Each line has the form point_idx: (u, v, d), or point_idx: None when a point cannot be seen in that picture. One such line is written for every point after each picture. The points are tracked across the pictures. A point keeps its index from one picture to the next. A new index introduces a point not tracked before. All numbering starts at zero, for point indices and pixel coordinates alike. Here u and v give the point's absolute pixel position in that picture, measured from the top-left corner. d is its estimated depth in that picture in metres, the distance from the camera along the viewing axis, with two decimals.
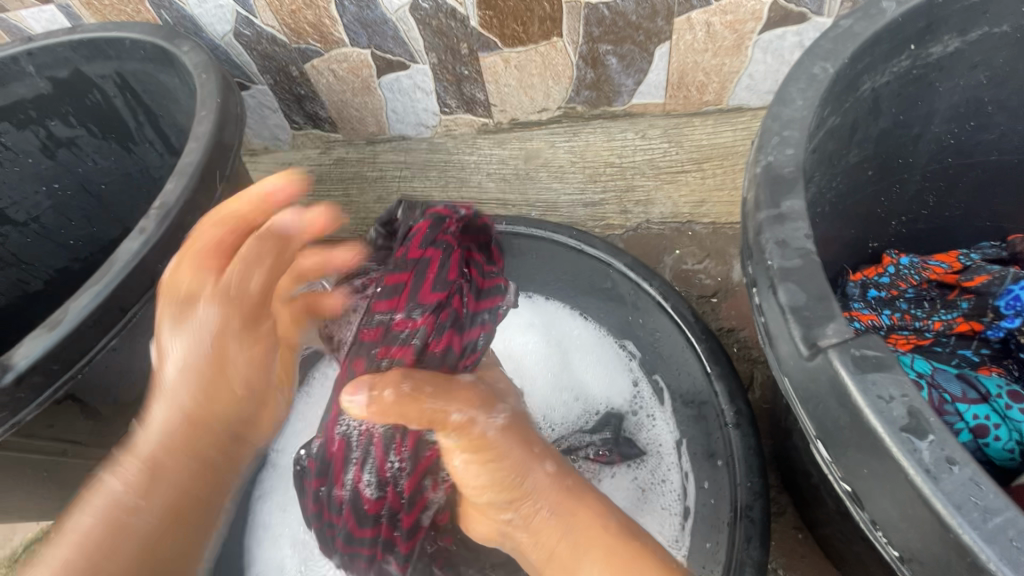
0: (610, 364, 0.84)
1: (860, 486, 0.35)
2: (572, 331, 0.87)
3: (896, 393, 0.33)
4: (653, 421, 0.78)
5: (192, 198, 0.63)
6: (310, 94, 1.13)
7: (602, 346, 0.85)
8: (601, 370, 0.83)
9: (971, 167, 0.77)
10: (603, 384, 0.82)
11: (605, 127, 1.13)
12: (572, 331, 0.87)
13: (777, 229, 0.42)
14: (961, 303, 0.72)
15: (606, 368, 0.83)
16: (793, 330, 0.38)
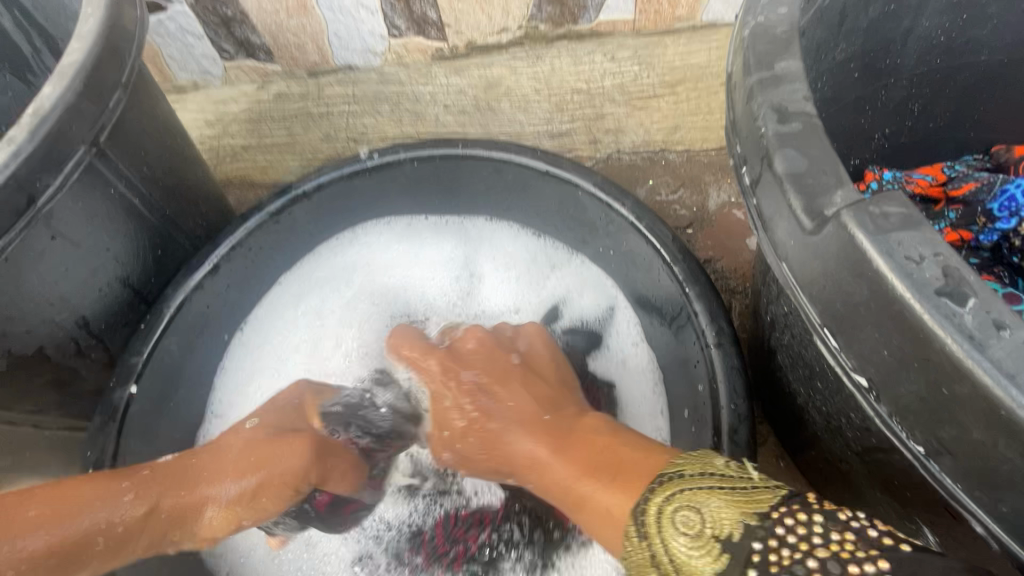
0: (538, 251, 0.81)
1: (878, 375, 0.30)
2: (497, 231, 0.83)
3: (927, 252, 0.27)
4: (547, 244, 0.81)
5: (76, 104, 0.52)
6: (238, 15, 0.97)
7: (536, 240, 0.82)
8: (523, 257, 0.82)
9: (959, 69, 0.72)
10: (500, 247, 0.83)
11: (572, 50, 1.02)
12: (468, 226, 0.83)
13: (771, 93, 0.35)
14: (948, 214, 0.67)
15: (501, 232, 0.83)
16: (791, 201, 0.32)
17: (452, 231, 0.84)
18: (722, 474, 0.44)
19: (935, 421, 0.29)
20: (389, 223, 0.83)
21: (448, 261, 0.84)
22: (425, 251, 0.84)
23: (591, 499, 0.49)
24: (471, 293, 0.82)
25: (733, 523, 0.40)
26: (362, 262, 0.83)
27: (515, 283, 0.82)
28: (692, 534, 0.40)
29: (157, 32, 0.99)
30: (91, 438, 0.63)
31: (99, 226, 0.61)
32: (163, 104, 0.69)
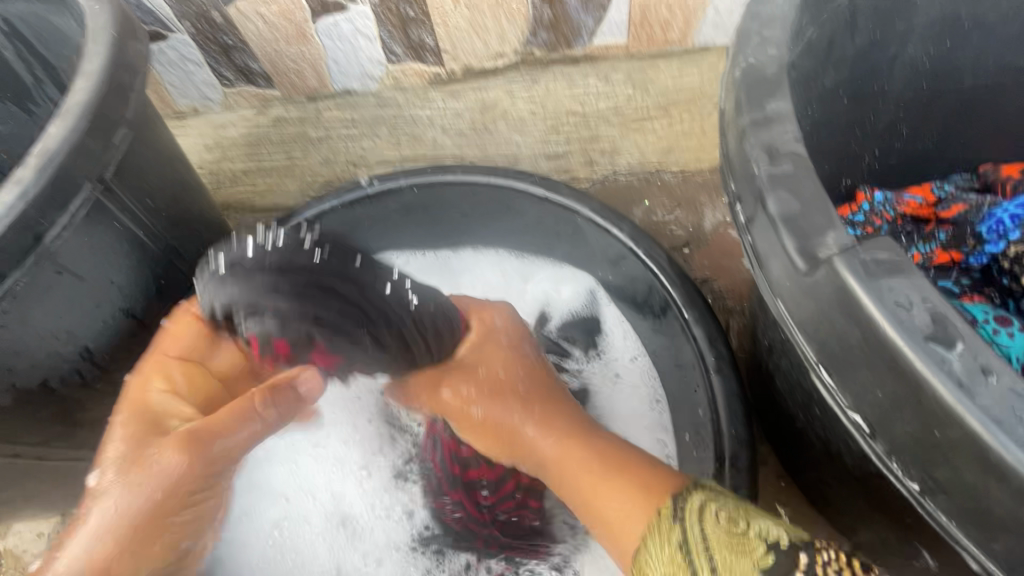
0: (528, 275, 0.83)
1: (873, 415, 0.31)
2: (478, 258, 0.85)
3: (916, 299, 0.28)
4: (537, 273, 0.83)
5: (83, 142, 0.53)
6: (238, 44, 0.98)
7: (519, 263, 0.84)
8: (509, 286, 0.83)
9: (946, 93, 0.74)
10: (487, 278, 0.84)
11: (566, 73, 1.04)
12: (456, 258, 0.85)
13: (763, 134, 0.37)
14: (938, 235, 0.69)
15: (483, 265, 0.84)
16: (785, 243, 0.33)
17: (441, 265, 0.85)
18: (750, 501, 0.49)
19: (927, 461, 0.30)
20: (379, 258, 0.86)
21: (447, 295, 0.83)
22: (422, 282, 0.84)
23: (605, 494, 0.53)
24: None
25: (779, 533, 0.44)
26: None
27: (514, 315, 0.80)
28: (737, 533, 0.44)
29: (158, 61, 1.01)
30: None
31: (103, 260, 0.61)
32: (165, 134, 0.70)
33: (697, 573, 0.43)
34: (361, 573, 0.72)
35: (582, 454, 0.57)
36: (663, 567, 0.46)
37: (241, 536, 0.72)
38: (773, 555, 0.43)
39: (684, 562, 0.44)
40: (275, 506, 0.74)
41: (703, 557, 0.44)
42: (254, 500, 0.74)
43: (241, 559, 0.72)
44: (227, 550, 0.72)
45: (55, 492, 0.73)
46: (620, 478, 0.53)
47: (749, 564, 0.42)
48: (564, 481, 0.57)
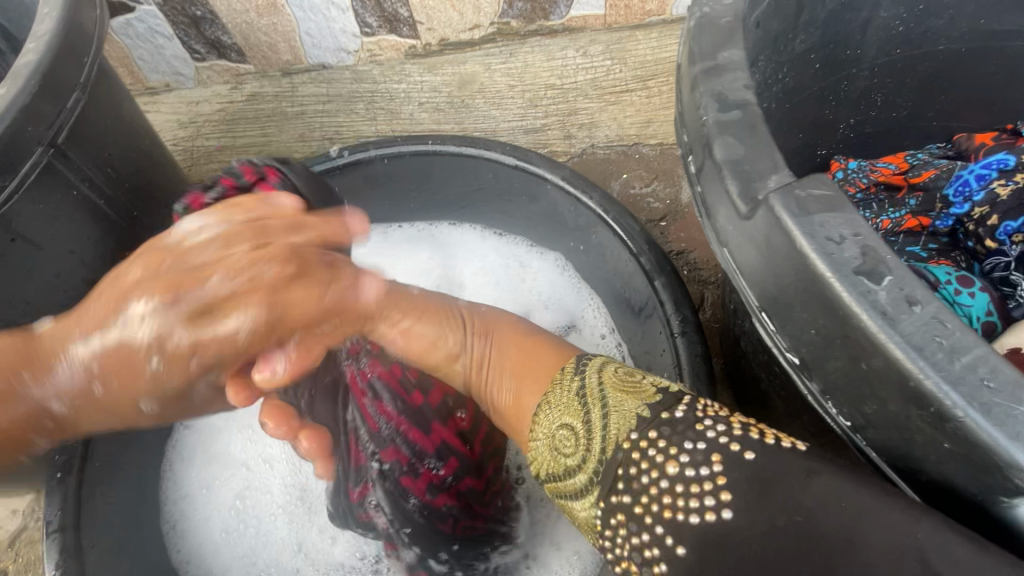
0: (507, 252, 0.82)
1: (808, 354, 0.31)
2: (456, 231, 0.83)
3: (847, 233, 0.28)
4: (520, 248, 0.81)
5: (30, 104, 0.52)
6: (208, 15, 0.96)
7: (503, 242, 0.82)
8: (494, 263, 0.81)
9: (919, 59, 0.73)
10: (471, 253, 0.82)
11: (543, 45, 1.03)
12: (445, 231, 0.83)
13: (713, 81, 0.36)
14: (909, 201, 0.68)
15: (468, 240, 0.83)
16: (729, 186, 0.32)
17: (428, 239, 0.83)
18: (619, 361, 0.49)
19: (859, 398, 0.30)
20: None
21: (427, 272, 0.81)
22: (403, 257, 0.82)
23: (524, 381, 0.51)
24: None
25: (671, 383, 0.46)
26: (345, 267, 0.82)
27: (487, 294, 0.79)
28: (630, 380, 0.46)
29: (126, 33, 0.98)
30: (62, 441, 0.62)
31: (63, 228, 0.60)
32: (129, 104, 0.69)
33: (589, 415, 0.45)
34: (318, 550, 0.71)
35: (500, 345, 0.55)
36: (559, 412, 0.47)
37: (205, 508, 0.72)
38: (661, 396, 0.44)
39: (579, 405, 0.46)
40: (240, 474, 0.74)
41: (599, 401, 0.45)
42: (218, 469, 0.74)
43: (204, 531, 0.71)
44: (191, 522, 0.72)
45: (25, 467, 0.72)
46: (538, 358, 0.53)
47: (636, 401, 0.44)
48: (488, 374, 0.54)
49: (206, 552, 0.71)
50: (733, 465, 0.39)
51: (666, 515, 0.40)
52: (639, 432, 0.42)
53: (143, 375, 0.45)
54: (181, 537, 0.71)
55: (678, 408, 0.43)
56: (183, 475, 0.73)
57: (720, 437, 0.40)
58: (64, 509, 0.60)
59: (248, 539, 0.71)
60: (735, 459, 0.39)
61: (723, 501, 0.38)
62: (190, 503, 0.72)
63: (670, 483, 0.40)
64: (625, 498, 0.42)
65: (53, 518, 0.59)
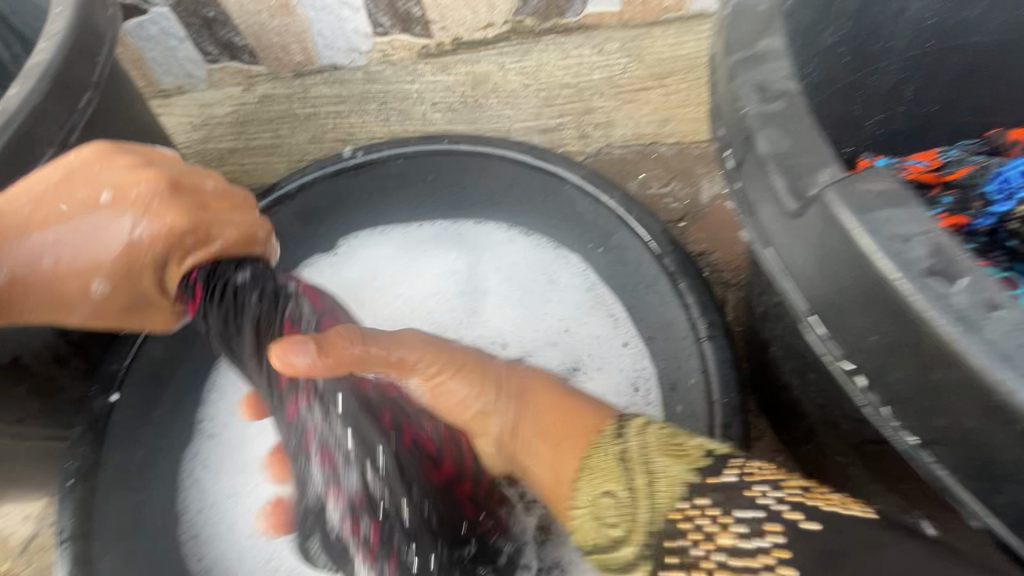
0: (533, 255, 0.79)
1: (869, 361, 0.30)
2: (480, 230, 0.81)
3: (915, 230, 0.27)
4: (545, 251, 0.79)
5: (43, 105, 0.52)
6: (221, 17, 0.96)
7: (529, 243, 0.80)
8: (518, 268, 0.80)
9: (952, 52, 0.70)
10: (496, 262, 0.81)
11: (558, 42, 1.01)
12: (468, 231, 0.81)
13: (753, 72, 0.34)
14: (944, 198, 0.66)
15: (491, 244, 0.81)
16: (775, 182, 0.31)
17: (451, 241, 0.82)
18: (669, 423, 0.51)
19: (927, 411, 0.29)
20: (378, 229, 0.82)
21: (452, 280, 0.81)
22: (426, 262, 0.82)
23: (567, 450, 0.53)
24: (474, 313, 0.80)
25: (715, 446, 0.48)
26: (364, 273, 0.81)
27: (509, 307, 0.79)
28: (677, 444, 0.48)
29: (139, 35, 0.98)
30: (73, 446, 0.62)
31: None
32: (141, 106, 0.68)
33: (632, 479, 0.46)
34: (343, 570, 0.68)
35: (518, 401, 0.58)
36: (602, 480, 0.48)
37: (228, 518, 0.70)
38: (710, 460, 0.46)
39: (622, 470, 0.47)
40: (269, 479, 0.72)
41: (641, 466, 0.46)
42: (246, 475, 0.72)
43: (228, 540, 0.70)
44: (213, 530, 0.70)
45: (40, 473, 0.72)
46: (567, 427, 0.54)
47: (683, 465, 0.46)
48: (523, 439, 0.58)
49: (228, 562, 0.69)
50: (795, 539, 0.39)
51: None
52: (693, 499, 0.43)
53: (99, 250, 0.53)
54: (204, 547, 0.69)
55: (727, 473, 0.44)
56: (212, 482, 0.72)
57: (772, 505, 0.41)
58: (75, 516, 0.60)
59: (271, 551, 0.69)
60: (797, 530, 0.40)
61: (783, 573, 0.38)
62: (214, 508, 0.70)
63: (722, 555, 0.40)
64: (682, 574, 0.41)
65: (65, 526, 0.60)
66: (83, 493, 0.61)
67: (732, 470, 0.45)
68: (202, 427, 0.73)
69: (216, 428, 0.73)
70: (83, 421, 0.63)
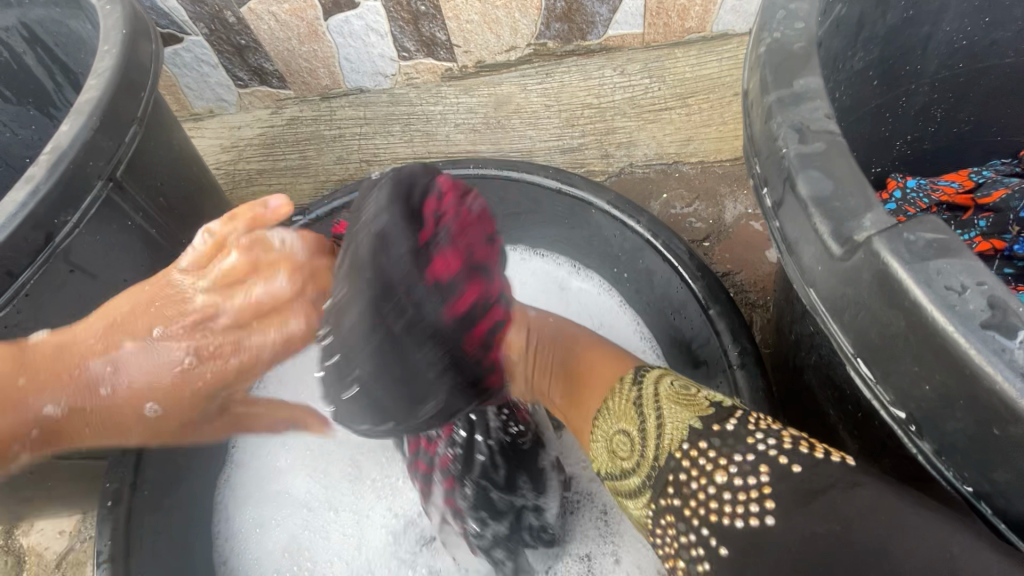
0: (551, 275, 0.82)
1: (919, 409, 0.31)
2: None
3: (969, 282, 0.27)
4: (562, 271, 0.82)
5: (92, 140, 0.54)
6: (252, 44, 0.98)
7: (547, 264, 0.83)
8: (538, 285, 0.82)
9: (983, 72, 0.69)
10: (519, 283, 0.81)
11: (580, 64, 1.02)
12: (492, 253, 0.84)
13: (792, 112, 0.35)
14: (979, 222, 0.64)
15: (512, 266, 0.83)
16: (819, 227, 0.32)
17: None
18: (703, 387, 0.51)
19: (986, 465, 0.29)
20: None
21: None
22: None
23: (592, 398, 0.55)
24: None
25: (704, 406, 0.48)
26: None
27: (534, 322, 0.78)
28: (688, 395, 0.49)
29: (173, 63, 1.01)
30: (112, 470, 0.63)
31: (116, 257, 0.62)
32: (180, 134, 0.70)
33: (645, 424, 0.49)
34: None
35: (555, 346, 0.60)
36: (616, 420, 0.51)
37: (258, 552, 0.73)
38: (715, 408, 0.47)
39: (636, 413, 0.50)
40: (297, 513, 0.74)
41: (654, 410, 0.49)
42: (275, 507, 0.75)
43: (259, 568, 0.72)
44: (245, 561, 0.72)
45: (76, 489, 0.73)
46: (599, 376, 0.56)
47: (690, 414, 0.47)
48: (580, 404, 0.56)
49: None
50: (779, 476, 0.41)
51: (711, 518, 0.43)
52: (691, 443, 0.46)
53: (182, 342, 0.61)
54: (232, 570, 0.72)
55: (729, 421, 0.46)
56: (238, 510, 0.75)
57: (768, 450, 0.43)
58: (114, 538, 0.60)
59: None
60: (781, 471, 0.42)
61: (767, 508, 0.41)
62: (247, 544, 0.73)
63: (715, 492, 0.43)
64: (675, 501, 0.45)
65: (103, 548, 0.60)
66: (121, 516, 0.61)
67: (731, 420, 0.46)
68: (233, 463, 0.76)
69: (241, 462, 0.77)
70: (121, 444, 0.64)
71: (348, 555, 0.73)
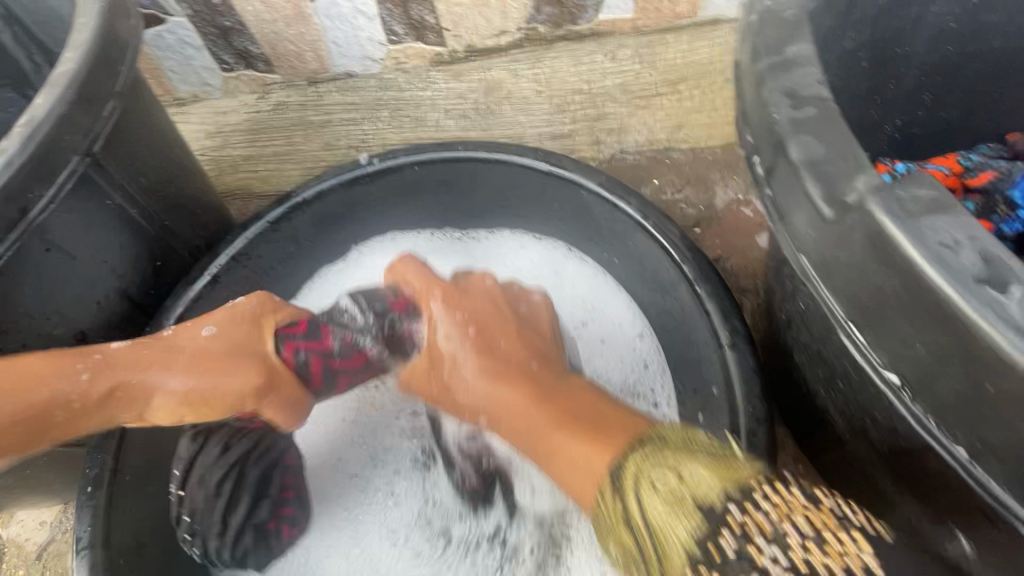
0: (540, 258, 0.80)
1: (914, 372, 0.31)
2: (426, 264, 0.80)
3: (963, 238, 0.27)
4: (557, 254, 0.80)
5: (68, 114, 0.52)
6: (237, 26, 0.96)
7: (540, 248, 0.80)
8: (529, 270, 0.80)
9: (972, 56, 0.70)
10: (509, 268, 0.80)
11: (571, 50, 1.02)
12: (481, 236, 0.82)
13: (783, 78, 0.34)
14: (967, 204, 0.65)
15: (501, 253, 0.81)
16: (810, 189, 0.31)
17: (458, 246, 0.82)
18: (703, 452, 0.46)
19: (980, 426, 0.29)
20: (389, 237, 0.83)
21: None
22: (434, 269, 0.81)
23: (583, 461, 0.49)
24: None
25: (715, 496, 0.42)
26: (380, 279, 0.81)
27: None
28: (674, 496, 0.42)
29: (156, 45, 0.99)
30: (92, 453, 0.62)
31: (96, 236, 0.60)
32: (161, 113, 0.68)
33: (635, 528, 0.43)
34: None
35: (539, 405, 0.55)
36: (611, 527, 0.45)
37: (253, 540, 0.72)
38: (717, 513, 0.41)
39: (624, 517, 0.44)
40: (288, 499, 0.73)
41: (639, 517, 0.43)
42: None
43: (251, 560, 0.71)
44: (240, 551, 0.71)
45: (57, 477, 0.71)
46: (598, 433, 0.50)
47: (684, 527, 0.41)
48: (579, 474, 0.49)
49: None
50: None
51: None
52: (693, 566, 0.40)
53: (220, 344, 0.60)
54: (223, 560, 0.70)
55: (729, 534, 0.40)
56: None
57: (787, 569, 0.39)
58: (93, 525, 0.59)
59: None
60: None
61: None
62: None
63: None
64: None
65: (83, 534, 0.58)
66: (101, 502, 0.60)
67: (728, 534, 0.40)
68: None
69: None
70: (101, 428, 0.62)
71: (344, 548, 0.72)
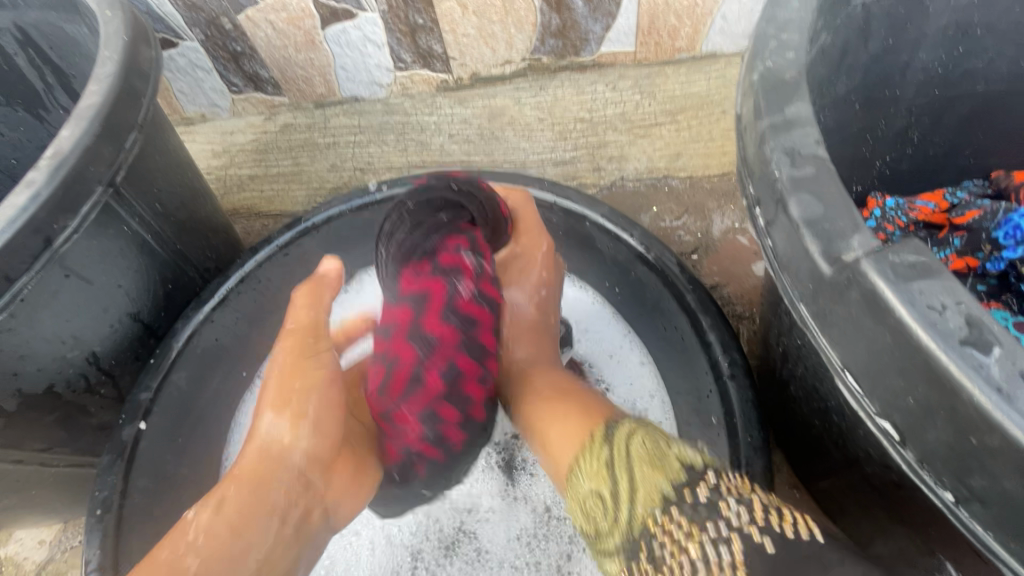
0: None
1: (903, 421, 0.33)
2: None
3: (949, 302, 0.29)
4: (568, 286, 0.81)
5: (92, 146, 0.54)
6: (247, 51, 0.99)
7: None
8: None
9: (956, 99, 0.73)
10: None
11: (574, 79, 1.05)
12: None
13: (784, 137, 0.37)
14: (953, 240, 0.68)
15: None
16: (811, 248, 0.34)
17: None
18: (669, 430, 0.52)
19: (963, 471, 0.31)
20: None
21: None
22: None
23: (554, 421, 0.58)
24: None
25: (694, 459, 0.47)
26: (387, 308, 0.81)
27: None
28: (658, 453, 0.47)
29: (168, 67, 1.02)
30: (103, 477, 0.63)
31: (112, 262, 0.61)
32: (176, 139, 0.70)
33: (616, 484, 0.47)
34: None
35: (545, 398, 0.62)
36: (589, 480, 0.50)
37: None
38: (686, 473, 0.45)
39: (607, 473, 0.49)
40: None
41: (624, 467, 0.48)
42: None
43: None
44: None
45: (61, 498, 0.72)
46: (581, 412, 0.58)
47: (662, 479, 0.45)
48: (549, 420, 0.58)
49: None
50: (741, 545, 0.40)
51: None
52: (661, 509, 0.44)
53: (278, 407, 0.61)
54: None
55: (701, 490, 0.44)
56: None
57: (742, 524, 0.41)
58: (103, 549, 0.60)
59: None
60: (754, 546, 0.40)
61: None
62: None
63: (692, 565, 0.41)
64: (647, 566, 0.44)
65: (92, 557, 0.60)
66: (110, 525, 0.61)
67: (704, 487, 0.44)
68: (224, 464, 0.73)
69: None
70: (111, 451, 0.64)
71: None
